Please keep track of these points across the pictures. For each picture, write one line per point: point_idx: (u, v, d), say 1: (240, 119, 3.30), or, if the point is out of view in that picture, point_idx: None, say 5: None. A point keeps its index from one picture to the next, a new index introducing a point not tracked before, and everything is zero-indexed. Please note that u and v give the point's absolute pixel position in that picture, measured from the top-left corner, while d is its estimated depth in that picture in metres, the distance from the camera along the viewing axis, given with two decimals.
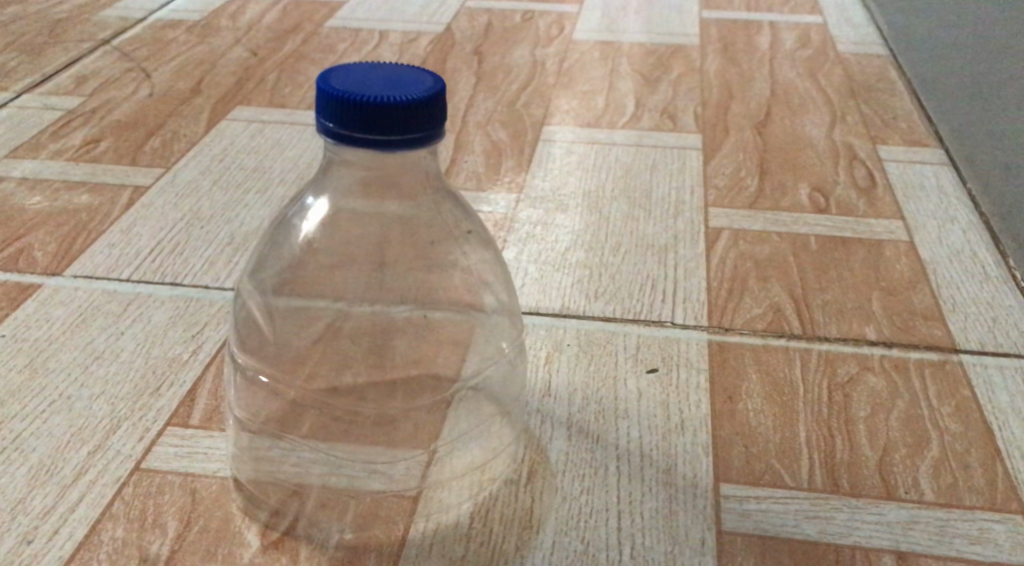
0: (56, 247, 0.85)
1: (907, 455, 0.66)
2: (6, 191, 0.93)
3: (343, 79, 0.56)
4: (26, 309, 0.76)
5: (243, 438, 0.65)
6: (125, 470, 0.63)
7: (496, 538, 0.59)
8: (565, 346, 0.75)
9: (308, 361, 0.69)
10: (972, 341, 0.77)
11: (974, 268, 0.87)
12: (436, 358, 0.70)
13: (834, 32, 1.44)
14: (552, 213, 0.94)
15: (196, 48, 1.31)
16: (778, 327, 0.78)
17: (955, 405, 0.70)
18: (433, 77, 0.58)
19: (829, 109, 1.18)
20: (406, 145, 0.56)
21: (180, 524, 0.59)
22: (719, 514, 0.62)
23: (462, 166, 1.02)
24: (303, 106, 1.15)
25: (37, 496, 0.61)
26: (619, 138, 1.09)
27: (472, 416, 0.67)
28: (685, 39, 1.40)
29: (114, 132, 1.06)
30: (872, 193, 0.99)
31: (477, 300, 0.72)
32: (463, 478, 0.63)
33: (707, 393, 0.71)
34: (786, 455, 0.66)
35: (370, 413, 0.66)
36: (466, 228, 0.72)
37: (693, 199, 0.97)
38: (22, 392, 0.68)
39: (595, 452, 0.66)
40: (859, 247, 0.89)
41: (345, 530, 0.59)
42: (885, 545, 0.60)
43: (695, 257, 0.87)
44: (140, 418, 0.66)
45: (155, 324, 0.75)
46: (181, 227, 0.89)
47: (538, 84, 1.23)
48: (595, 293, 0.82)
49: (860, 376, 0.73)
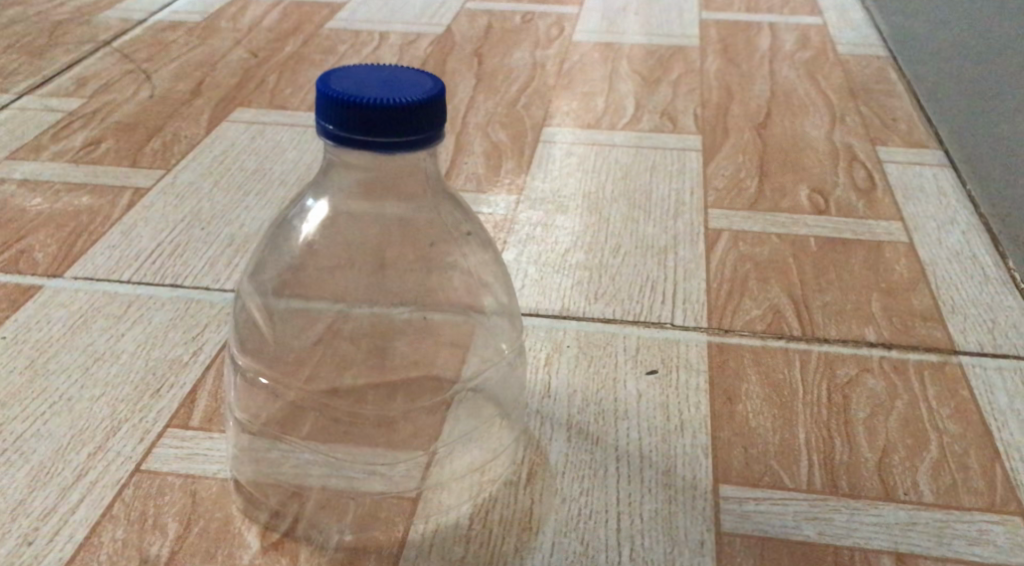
0: (57, 249, 0.85)
1: (906, 456, 0.66)
2: (7, 193, 0.93)
3: (342, 81, 0.56)
4: (26, 311, 0.77)
5: (244, 439, 0.65)
6: (126, 471, 0.63)
7: (496, 539, 0.60)
8: (565, 348, 0.75)
9: (308, 363, 0.69)
10: (971, 342, 0.77)
11: (974, 270, 0.87)
12: (436, 359, 0.70)
13: (834, 33, 1.44)
14: (552, 214, 0.94)
15: (196, 49, 1.31)
16: (777, 328, 0.78)
17: (955, 407, 0.71)
18: (433, 79, 0.58)
19: (829, 110, 1.18)
20: (406, 147, 0.56)
21: (180, 525, 0.59)
22: (718, 515, 0.62)
23: (462, 168, 1.02)
24: (304, 107, 1.16)
25: (38, 497, 0.61)
26: (619, 139, 1.10)
27: (472, 417, 0.67)
28: (685, 40, 1.41)
29: (115, 134, 1.06)
30: (872, 194, 0.99)
31: (477, 301, 0.72)
32: (463, 480, 0.63)
33: (707, 395, 0.71)
34: (785, 455, 0.66)
35: (370, 414, 0.66)
36: (466, 230, 0.72)
37: (693, 200, 0.97)
38: (23, 394, 0.68)
39: (595, 454, 0.66)
40: (859, 249, 0.90)
41: (345, 531, 0.59)
42: (884, 546, 0.60)
43: (694, 258, 0.88)
44: (140, 419, 0.67)
45: (156, 326, 0.76)
46: (182, 229, 0.89)
47: (538, 85, 1.23)
48: (595, 295, 0.82)
49: (860, 377, 0.73)
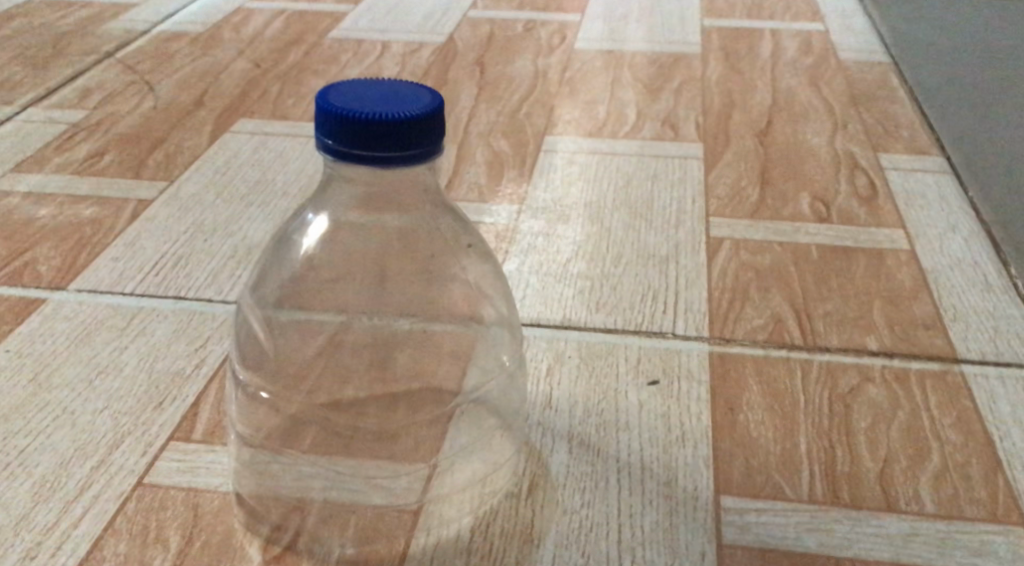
0: (61, 262, 0.85)
1: (908, 466, 0.66)
2: (11, 205, 0.94)
3: (341, 97, 0.57)
4: (29, 324, 0.77)
5: (245, 453, 0.65)
6: (128, 484, 0.63)
7: (497, 552, 0.60)
8: (566, 358, 0.75)
9: (309, 376, 0.69)
10: (973, 350, 0.77)
11: (976, 277, 0.87)
12: (438, 370, 0.70)
13: (837, 39, 1.44)
14: (553, 223, 0.94)
15: (200, 60, 1.32)
16: (778, 338, 0.78)
17: (956, 416, 0.71)
18: (431, 93, 0.59)
19: (830, 117, 1.18)
20: (405, 161, 0.56)
21: (183, 539, 0.60)
22: (720, 527, 0.62)
23: (464, 177, 1.02)
24: (306, 117, 1.16)
25: (42, 511, 0.61)
26: (621, 147, 1.10)
27: (473, 428, 0.67)
28: (686, 48, 1.41)
29: (119, 145, 1.07)
30: (873, 202, 0.99)
31: (476, 312, 0.73)
32: (465, 492, 0.63)
33: (707, 405, 0.71)
34: (786, 466, 0.66)
35: (371, 426, 0.66)
36: (466, 242, 0.73)
37: (694, 209, 0.97)
38: (26, 407, 0.69)
39: (596, 465, 0.66)
40: (861, 256, 0.90)
41: (346, 544, 0.60)
42: (886, 557, 0.60)
43: (696, 267, 0.88)
44: (142, 433, 0.67)
45: (159, 338, 0.76)
46: (185, 240, 0.90)
47: (539, 94, 1.24)
48: (597, 305, 0.82)
49: (861, 387, 0.73)
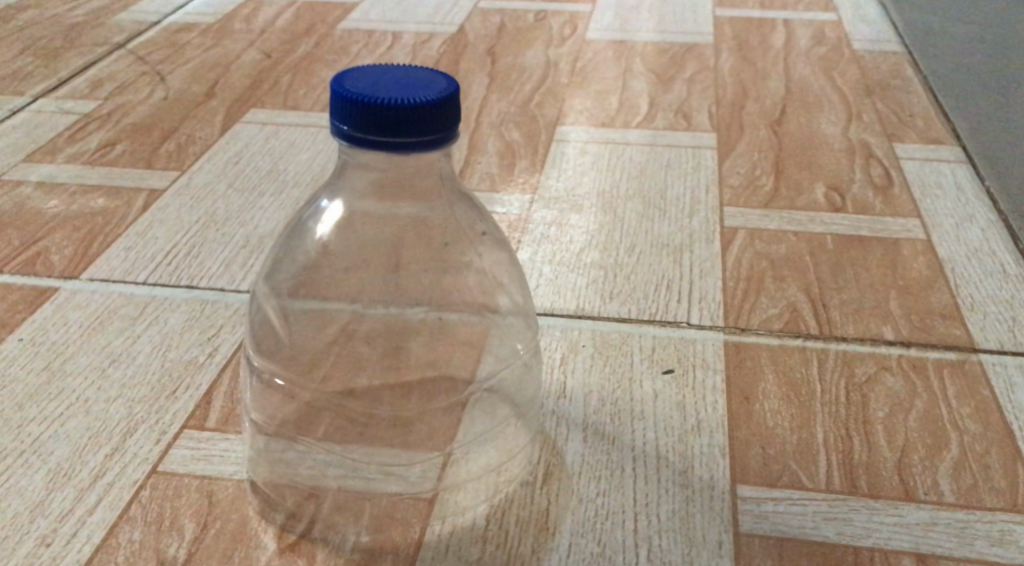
0: (73, 251, 0.85)
1: (926, 456, 0.66)
2: (24, 195, 0.94)
3: (357, 83, 0.56)
4: (42, 313, 0.77)
5: (259, 441, 0.65)
6: (142, 473, 0.63)
7: (512, 541, 0.59)
8: (581, 348, 0.75)
9: (323, 364, 0.69)
10: (991, 340, 0.76)
11: (993, 267, 0.86)
12: (452, 359, 0.70)
13: (850, 29, 1.43)
14: (566, 213, 0.94)
15: (211, 50, 1.32)
16: (795, 327, 0.78)
17: (975, 406, 0.70)
18: (446, 78, 0.58)
19: (844, 107, 1.18)
20: (422, 147, 0.56)
21: (198, 526, 0.59)
22: (737, 516, 0.61)
23: (476, 167, 1.02)
24: (318, 108, 1.16)
25: (56, 499, 0.61)
26: (633, 137, 1.09)
27: (487, 417, 0.66)
28: (699, 37, 1.40)
29: (130, 136, 1.07)
30: (889, 192, 0.98)
31: (490, 302, 0.72)
32: (480, 480, 0.63)
33: (723, 394, 0.71)
34: (803, 455, 0.66)
35: (385, 415, 0.66)
36: (480, 230, 0.72)
37: (708, 198, 0.97)
38: (40, 396, 0.68)
39: (612, 454, 0.66)
40: (877, 246, 0.89)
41: (361, 532, 0.59)
42: (905, 546, 0.60)
43: (710, 257, 0.87)
44: (156, 422, 0.67)
45: (171, 327, 0.76)
46: (197, 230, 0.89)
47: (551, 84, 1.23)
48: (610, 294, 0.82)
49: (878, 376, 0.72)
